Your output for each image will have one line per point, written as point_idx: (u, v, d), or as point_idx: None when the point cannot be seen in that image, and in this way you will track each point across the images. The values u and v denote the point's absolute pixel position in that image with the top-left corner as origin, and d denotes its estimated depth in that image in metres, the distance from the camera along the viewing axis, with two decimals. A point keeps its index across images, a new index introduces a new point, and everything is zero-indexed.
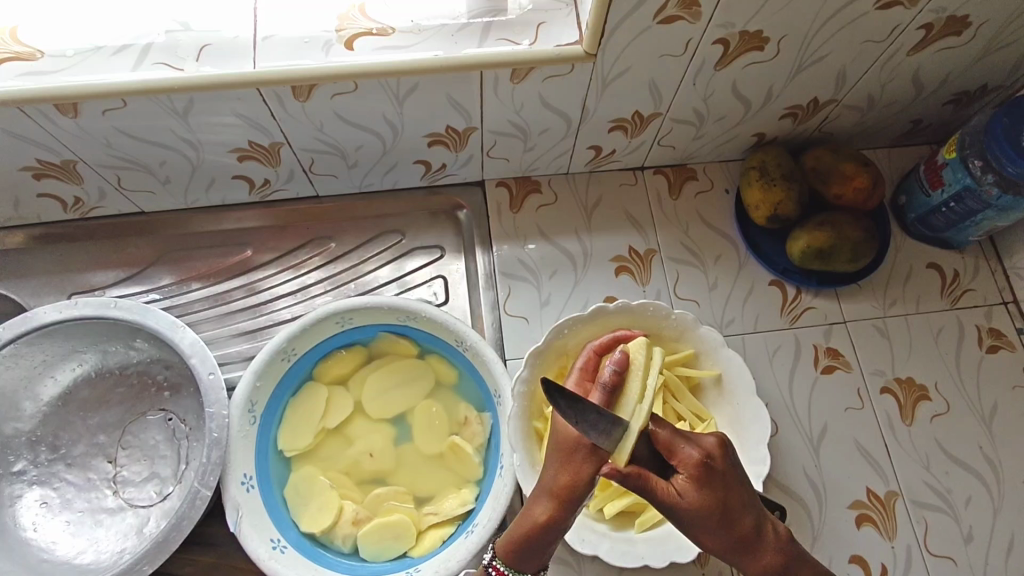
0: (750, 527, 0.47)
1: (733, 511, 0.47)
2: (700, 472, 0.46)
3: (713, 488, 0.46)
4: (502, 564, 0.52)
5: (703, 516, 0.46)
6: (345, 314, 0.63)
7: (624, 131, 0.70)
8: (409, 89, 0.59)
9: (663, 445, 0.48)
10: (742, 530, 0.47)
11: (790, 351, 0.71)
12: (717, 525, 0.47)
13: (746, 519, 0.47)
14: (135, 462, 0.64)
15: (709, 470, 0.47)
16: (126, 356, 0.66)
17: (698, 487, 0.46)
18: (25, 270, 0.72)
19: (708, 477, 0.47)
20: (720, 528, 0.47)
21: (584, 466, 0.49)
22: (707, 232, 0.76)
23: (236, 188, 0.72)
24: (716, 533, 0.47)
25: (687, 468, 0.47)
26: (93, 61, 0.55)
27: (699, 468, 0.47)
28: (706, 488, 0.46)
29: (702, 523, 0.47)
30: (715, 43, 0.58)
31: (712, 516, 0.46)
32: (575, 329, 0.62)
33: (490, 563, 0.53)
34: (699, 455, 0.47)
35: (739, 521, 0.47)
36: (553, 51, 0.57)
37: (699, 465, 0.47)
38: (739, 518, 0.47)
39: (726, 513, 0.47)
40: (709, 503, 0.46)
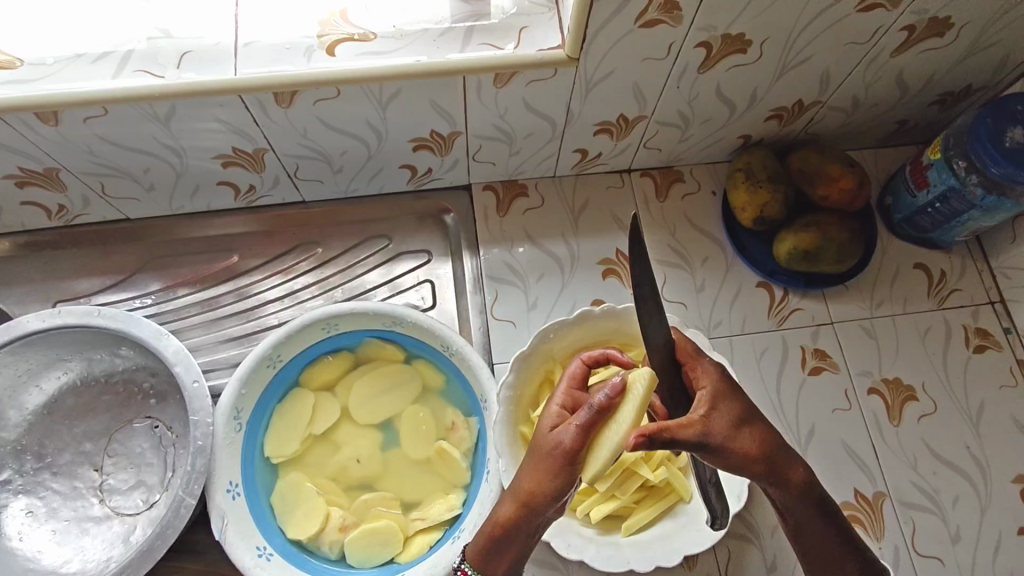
0: (775, 439, 0.49)
1: (758, 421, 0.49)
2: (721, 381, 0.49)
3: (737, 395, 0.49)
4: (470, 566, 0.53)
5: (735, 423, 0.47)
6: (331, 319, 0.63)
7: (610, 134, 0.70)
8: (392, 95, 0.59)
9: (685, 357, 0.51)
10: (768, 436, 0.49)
11: (778, 353, 0.71)
12: (751, 430, 0.48)
13: (770, 431, 0.49)
14: (122, 470, 0.64)
15: (725, 381, 0.50)
16: (111, 364, 0.66)
17: (723, 395, 0.48)
18: (9, 278, 0.72)
19: (727, 386, 0.49)
20: (753, 438, 0.47)
21: (547, 479, 0.48)
22: (694, 234, 0.76)
23: (221, 194, 0.72)
24: (752, 446, 0.47)
25: (711, 381, 0.49)
26: (74, 69, 0.55)
27: (721, 380, 0.49)
28: (731, 397, 0.48)
29: (735, 434, 0.47)
30: (698, 46, 0.58)
31: (742, 423, 0.47)
32: (560, 333, 0.62)
33: (457, 566, 0.53)
34: (715, 369, 0.50)
35: (765, 432, 0.49)
36: (536, 55, 0.57)
37: (718, 378, 0.50)
38: (764, 429, 0.48)
39: (753, 424, 0.48)
40: (738, 409, 0.48)
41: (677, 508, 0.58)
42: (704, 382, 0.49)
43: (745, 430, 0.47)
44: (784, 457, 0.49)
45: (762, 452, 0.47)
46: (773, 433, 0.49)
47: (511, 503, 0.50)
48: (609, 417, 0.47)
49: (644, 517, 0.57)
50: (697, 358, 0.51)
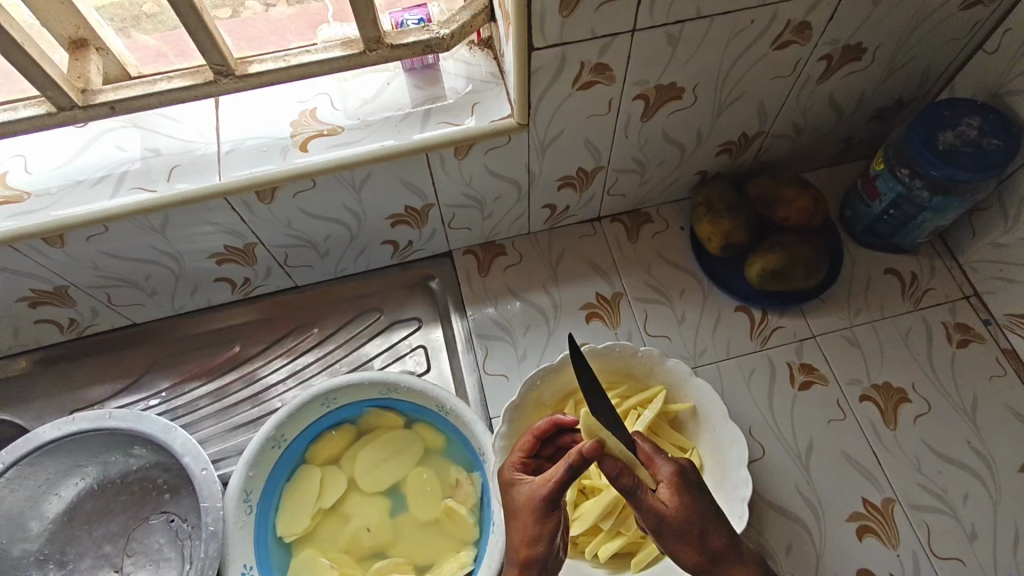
0: (725, 546, 0.47)
1: (707, 524, 0.47)
2: (678, 480, 0.48)
3: (695, 498, 0.48)
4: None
5: (684, 528, 0.46)
6: (330, 394, 0.65)
7: (573, 186, 0.75)
8: (364, 179, 0.64)
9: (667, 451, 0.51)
10: (715, 541, 0.47)
11: (765, 372, 0.73)
12: (694, 533, 0.47)
13: (719, 538, 0.47)
14: (141, 568, 0.65)
15: (686, 479, 0.49)
16: (126, 464, 0.68)
17: (679, 495, 0.47)
18: (27, 394, 0.76)
19: (687, 486, 0.48)
20: (697, 541, 0.47)
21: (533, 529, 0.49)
22: (668, 269, 0.79)
23: (219, 289, 0.76)
24: (693, 547, 0.47)
25: (666, 479, 0.48)
26: (75, 194, 0.60)
27: (680, 477, 0.48)
28: (686, 498, 0.47)
29: (680, 535, 0.47)
30: (636, 98, 0.63)
31: (692, 526, 0.47)
32: (547, 379, 0.63)
33: None
34: (676, 467, 0.49)
35: (713, 537, 0.47)
36: (488, 126, 0.62)
37: (678, 475, 0.48)
38: (710, 535, 0.47)
39: (704, 529, 0.47)
40: (693, 511, 0.47)
41: None
42: (663, 477, 0.49)
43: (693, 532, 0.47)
44: (727, 559, 0.47)
45: (704, 552, 0.47)
46: (722, 541, 0.47)
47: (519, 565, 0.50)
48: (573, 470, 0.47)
49: (654, 550, 0.57)
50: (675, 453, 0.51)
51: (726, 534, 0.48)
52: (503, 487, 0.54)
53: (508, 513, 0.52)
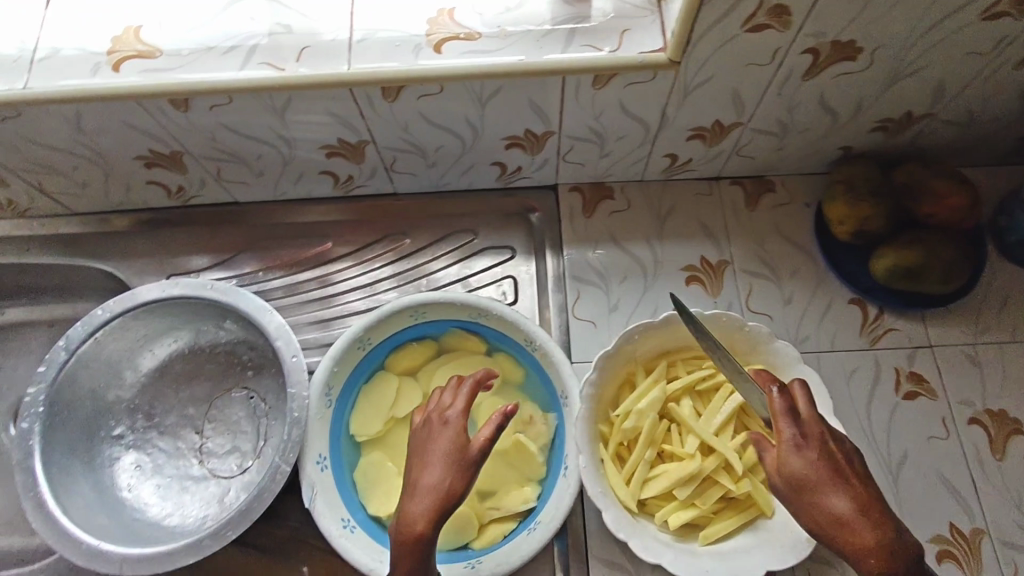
0: (848, 511, 0.47)
1: (824, 489, 0.48)
2: (797, 443, 0.49)
3: (811, 462, 0.49)
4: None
5: (798, 486, 0.49)
6: (421, 307, 0.65)
7: (703, 139, 0.69)
8: (492, 93, 0.60)
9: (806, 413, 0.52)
10: (831, 505, 0.47)
11: (869, 373, 0.68)
12: (808, 494, 0.48)
13: (839, 502, 0.47)
14: (219, 435, 0.69)
15: (808, 443, 0.49)
16: (216, 336, 0.71)
17: (796, 455, 0.49)
18: (130, 250, 0.79)
19: (806, 449, 0.49)
20: (812, 504, 0.48)
21: (429, 474, 0.50)
22: (783, 245, 0.74)
23: (322, 182, 0.75)
24: (809, 509, 0.48)
25: (785, 440, 0.50)
26: (206, 60, 0.59)
27: (799, 439, 0.50)
28: (804, 460, 0.49)
29: (796, 494, 0.49)
30: (806, 52, 0.56)
31: (806, 487, 0.48)
32: (644, 335, 0.61)
33: None
34: (796, 431, 0.50)
35: (833, 501, 0.48)
36: (636, 57, 0.57)
37: (799, 437, 0.50)
38: (828, 498, 0.48)
39: (821, 490, 0.48)
40: (806, 473, 0.48)
41: (757, 522, 0.57)
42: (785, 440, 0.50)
43: (808, 493, 0.48)
44: (852, 527, 0.46)
45: (823, 517, 0.48)
46: (844, 506, 0.47)
47: (416, 518, 0.48)
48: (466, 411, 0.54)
49: (723, 528, 0.56)
50: (811, 416, 0.51)
51: (851, 499, 0.47)
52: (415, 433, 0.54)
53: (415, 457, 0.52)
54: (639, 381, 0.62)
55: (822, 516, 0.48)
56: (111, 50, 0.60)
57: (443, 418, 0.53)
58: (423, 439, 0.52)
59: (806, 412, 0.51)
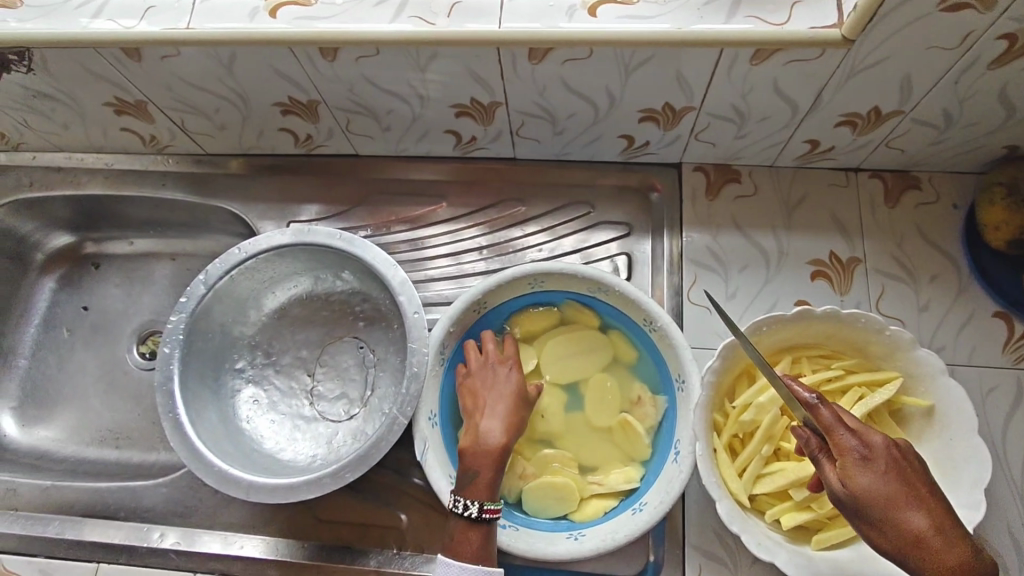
0: (925, 527, 0.44)
1: (895, 505, 0.45)
2: (863, 456, 0.46)
3: (878, 477, 0.45)
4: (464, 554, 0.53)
5: (868, 505, 0.45)
6: (540, 275, 0.64)
7: (852, 126, 0.65)
8: (642, 61, 0.58)
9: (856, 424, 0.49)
10: (905, 523, 0.44)
11: (1009, 394, 0.63)
12: (881, 513, 0.45)
13: (918, 520, 0.44)
14: (330, 380, 0.71)
15: (874, 456, 0.46)
16: (333, 285, 0.73)
17: (862, 471, 0.46)
18: (254, 194, 0.82)
19: (871, 463, 0.46)
20: (889, 523, 0.44)
21: (498, 405, 0.58)
22: (924, 248, 0.69)
23: (444, 141, 0.75)
24: (883, 529, 0.45)
25: (848, 453, 0.47)
26: (358, 10, 0.60)
27: (862, 453, 0.46)
28: (872, 474, 0.46)
29: (867, 516, 0.45)
30: (1000, 38, 0.51)
31: (879, 505, 0.45)
32: (773, 327, 0.58)
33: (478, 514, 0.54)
34: (858, 444, 0.47)
35: (907, 518, 0.44)
36: (806, 32, 0.53)
37: (862, 452, 0.46)
38: (902, 515, 0.44)
39: (895, 507, 0.45)
40: (876, 489, 0.45)
41: None
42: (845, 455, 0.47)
43: (880, 511, 0.45)
44: (933, 545, 0.43)
45: (900, 537, 0.44)
46: (923, 523, 0.44)
47: (493, 435, 0.56)
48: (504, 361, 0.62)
49: (840, 536, 0.54)
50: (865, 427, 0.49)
51: (927, 516, 0.44)
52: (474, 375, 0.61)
53: (477, 393, 0.60)
54: (760, 374, 0.60)
55: (897, 534, 0.44)
56: None
57: (495, 363, 0.62)
58: (488, 377, 0.60)
59: (858, 422, 0.49)
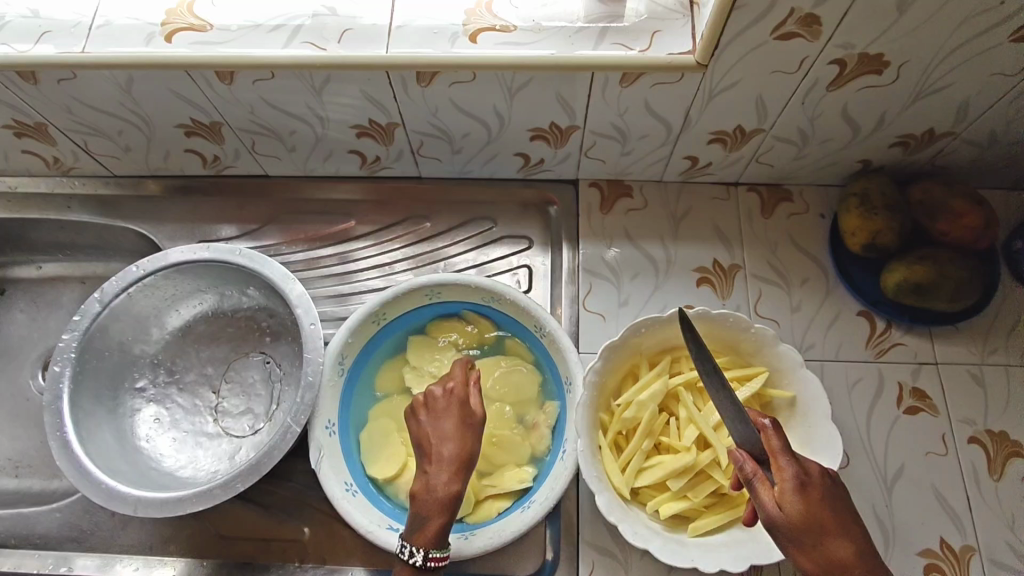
0: (849, 556, 0.44)
1: (828, 533, 0.45)
2: (800, 483, 0.46)
3: (813, 505, 0.45)
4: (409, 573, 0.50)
5: (799, 530, 0.45)
6: (436, 287, 0.67)
7: (723, 143, 0.70)
8: (522, 84, 0.62)
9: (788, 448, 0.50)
10: (833, 551, 0.44)
11: (872, 385, 0.69)
12: (812, 541, 0.45)
13: (845, 548, 0.44)
14: (235, 396, 0.71)
15: (811, 484, 0.46)
16: (239, 301, 0.74)
17: (798, 497, 0.46)
18: (164, 215, 0.82)
19: (809, 490, 0.46)
20: (818, 551, 0.44)
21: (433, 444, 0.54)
22: (796, 255, 0.75)
23: (350, 161, 0.78)
24: (811, 554, 0.45)
25: (786, 480, 0.47)
26: (252, 36, 0.62)
27: (801, 478, 0.46)
28: (806, 502, 0.45)
29: (798, 541, 0.45)
30: (831, 63, 0.57)
31: (811, 532, 0.45)
32: (652, 329, 0.62)
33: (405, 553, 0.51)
34: (797, 471, 0.47)
35: (833, 546, 0.45)
36: (665, 58, 0.58)
37: (799, 479, 0.46)
38: (831, 543, 0.44)
39: (827, 533, 0.45)
40: (810, 516, 0.45)
41: (748, 521, 0.58)
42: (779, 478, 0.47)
43: (812, 539, 0.45)
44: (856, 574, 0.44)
45: (826, 563, 0.44)
46: (850, 553, 0.44)
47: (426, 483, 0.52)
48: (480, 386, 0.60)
49: (712, 522, 0.57)
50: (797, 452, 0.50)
51: (855, 547, 0.45)
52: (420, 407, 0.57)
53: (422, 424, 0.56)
54: (642, 373, 0.64)
55: (823, 561, 0.44)
56: (165, 21, 0.63)
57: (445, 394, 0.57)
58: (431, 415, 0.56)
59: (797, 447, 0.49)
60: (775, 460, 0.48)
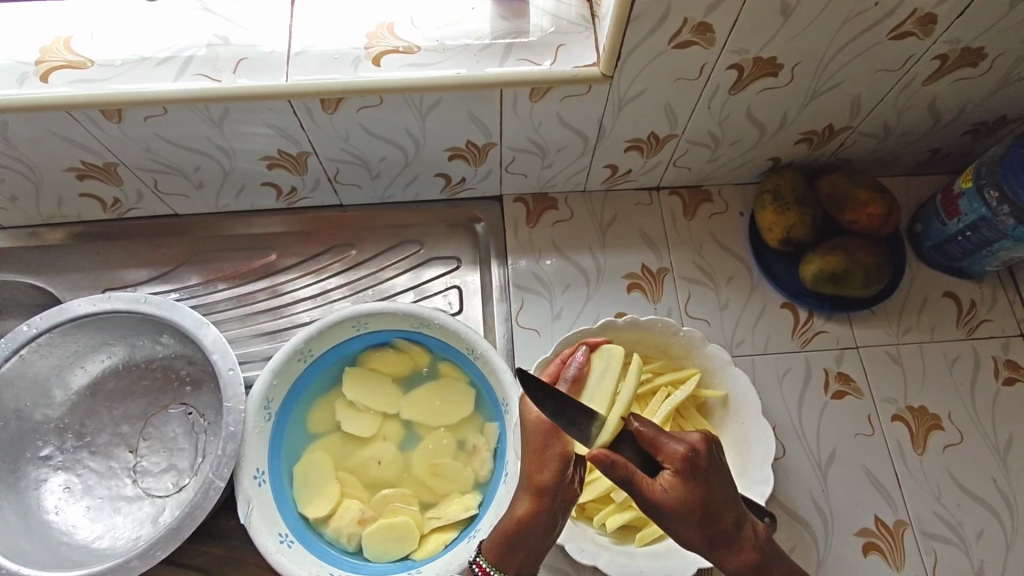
0: (727, 524, 0.48)
1: (713, 506, 0.48)
2: (685, 466, 0.47)
3: (698, 485, 0.47)
4: (489, 561, 0.54)
5: (686, 512, 0.47)
6: (362, 318, 0.65)
7: (640, 150, 0.71)
8: (432, 105, 0.61)
9: (647, 441, 0.49)
10: (718, 521, 0.48)
11: (800, 374, 0.71)
12: (698, 521, 0.47)
13: (726, 517, 0.48)
14: (155, 453, 0.66)
15: (695, 464, 0.48)
16: (152, 351, 0.69)
17: (685, 482, 0.47)
18: (63, 265, 0.76)
19: (694, 471, 0.47)
20: (705, 525, 0.48)
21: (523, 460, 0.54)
22: (719, 253, 0.77)
23: (264, 194, 0.75)
24: (702, 531, 0.48)
25: (675, 464, 0.48)
26: (138, 71, 0.59)
27: (686, 462, 0.48)
28: (691, 485, 0.47)
29: (686, 523, 0.47)
30: (730, 68, 0.59)
31: (698, 513, 0.47)
32: (584, 341, 0.63)
33: (473, 559, 0.55)
34: (684, 451, 0.48)
35: (716, 517, 0.48)
36: (570, 71, 0.58)
37: (686, 461, 0.48)
38: (714, 516, 0.48)
39: (710, 509, 0.48)
40: (696, 497, 0.47)
41: None
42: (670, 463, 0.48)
43: (699, 520, 0.47)
44: (733, 535, 0.49)
45: (711, 534, 0.48)
46: (730, 520, 0.48)
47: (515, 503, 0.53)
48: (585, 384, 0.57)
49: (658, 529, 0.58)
50: (658, 440, 0.49)
51: (733, 513, 0.49)
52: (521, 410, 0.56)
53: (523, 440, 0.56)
54: None
55: (706, 534, 0.48)
56: (40, 59, 0.59)
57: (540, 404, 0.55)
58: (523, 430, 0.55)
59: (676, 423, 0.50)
60: (664, 443, 0.48)
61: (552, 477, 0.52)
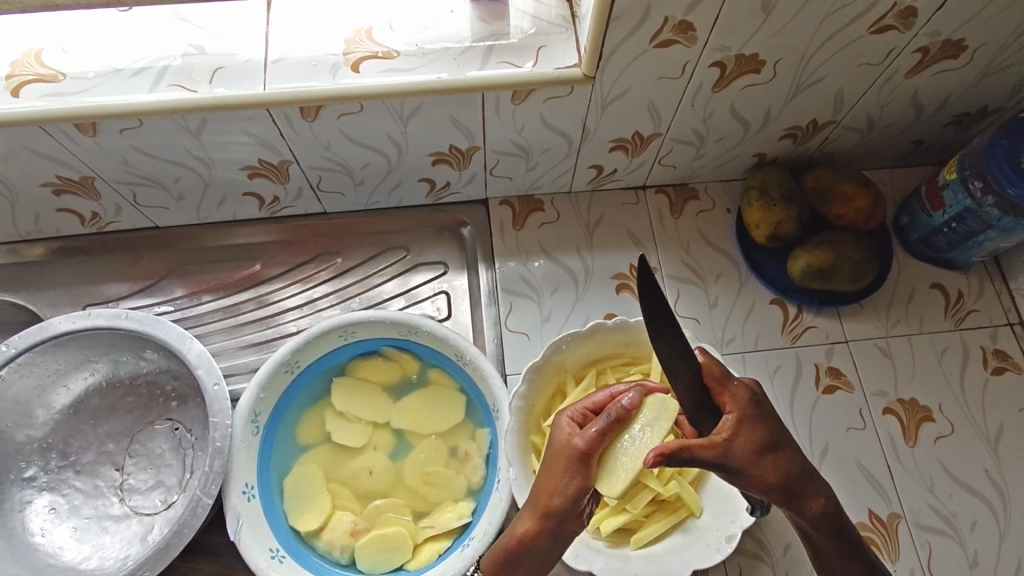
0: (796, 466, 0.48)
1: (782, 446, 0.48)
2: (749, 408, 0.48)
3: (762, 425, 0.48)
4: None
5: (753, 453, 0.47)
6: (349, 328, 0.64)
7: (624, 150, 0.71)
8: (413, 110, 0.60)
9: (712, 382, 0.50)
10: (790, 461, 0.48)
11: (791, 371, 0.71)
12: (769, 461, 0.47)
13: (794, 458, 0.48)
14: (142, 471, 0.65)
15: (757, 405, 0.49)
16: (137, 366, 0.68)
17: (749, 424, 0.48)
18: (42, 281, 0.75)
19: (755, 414, 0.48)
20: (776, 468, 0.47)
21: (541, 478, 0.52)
22: (708, 250, 0.77)
23: (247, 204, 0.74)
24: (775, 470, 0.47)
25: (736, 407, 0.48)
26: (112, 83, 0.57)
27: (748, 404, 0.48)
28: (753, 424, 0.48)
29: (756, 464, 0.47)
30: (712, 65, 0.58)
31: (765, 456, 0.47)
32: (573, 345, 0.62)
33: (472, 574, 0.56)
34: (745, 395, 0.49)
35: (784, 458, 0.48)
36: (552, 73, 0.58)
37: (747, 404, 0.49)
38: (784, 457, 0.48)
39: (777, 450, 0.48)
40: (762, 437, 0.47)
41: (687, 522, 0.58)
42: (732, 406, 0.49)
43: (767, 462, 0.47)
44: (804, 477, 0.48)
45: (784, 477, 0.47)
46: (798, 462, 0.48)
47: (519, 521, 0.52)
48: (626, 427, 0.51)
49: (653, 532, 0.57)
50: (724, 382, 0.49)
51: (799, 455, 0.49)
52: (556, 429, 0.54)
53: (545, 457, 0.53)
54: (569, 390, 0.63)
55: (778, 477, 0.47)
56: (11, 73, 0.58)
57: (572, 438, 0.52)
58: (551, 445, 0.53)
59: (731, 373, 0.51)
60: (723, 389, 0.49)
61: (563, 506, 0.50)
